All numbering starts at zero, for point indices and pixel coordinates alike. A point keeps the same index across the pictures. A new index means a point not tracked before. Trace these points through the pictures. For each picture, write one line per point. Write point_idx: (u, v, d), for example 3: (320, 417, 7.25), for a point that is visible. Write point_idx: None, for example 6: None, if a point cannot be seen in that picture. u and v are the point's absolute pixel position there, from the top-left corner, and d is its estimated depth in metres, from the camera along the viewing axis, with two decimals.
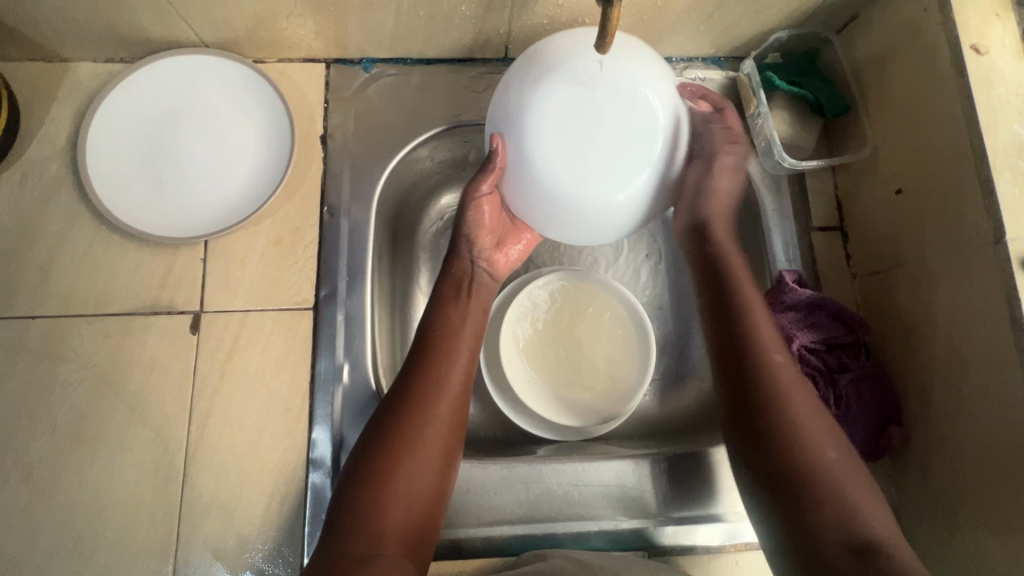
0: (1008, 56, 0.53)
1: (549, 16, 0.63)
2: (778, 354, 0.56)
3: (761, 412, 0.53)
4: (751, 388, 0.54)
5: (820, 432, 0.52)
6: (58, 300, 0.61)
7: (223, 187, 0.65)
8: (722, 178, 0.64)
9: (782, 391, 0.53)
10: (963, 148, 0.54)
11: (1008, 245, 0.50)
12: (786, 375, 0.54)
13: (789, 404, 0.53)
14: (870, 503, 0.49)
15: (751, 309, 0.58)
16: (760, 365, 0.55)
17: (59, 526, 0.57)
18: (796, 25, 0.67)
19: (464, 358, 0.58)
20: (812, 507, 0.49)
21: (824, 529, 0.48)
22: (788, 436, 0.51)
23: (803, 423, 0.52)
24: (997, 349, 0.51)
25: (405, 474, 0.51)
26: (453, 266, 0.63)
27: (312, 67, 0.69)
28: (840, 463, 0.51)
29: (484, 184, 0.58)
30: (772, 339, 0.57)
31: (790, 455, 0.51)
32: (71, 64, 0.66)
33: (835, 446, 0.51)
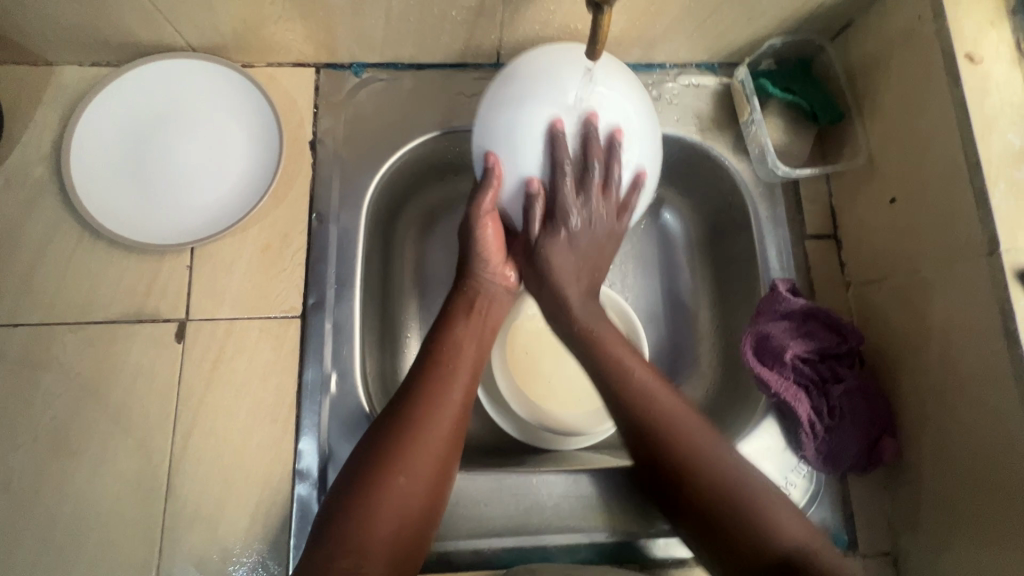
0: (1002, 65, 0.53)
1: (541, 21, 0.62)
2: (659, 390, 0.55)
3: (664, 451, 0.53)
4: (633, 432, 0.54)
5: (722, 462, 0.52)
6: (42, 307, 0.60)
7: (210, 193, 0.65)
8: (563, 255, 0.59)
9: (659, 425, 0.53)
10: (957, 158, 0.53)
11: (1002, 256, 0.50)
12: (670, 413, 0.54)
13: (692, 441, 0.52)
14: (783, 509, 0.50)
15: (607, 350, 0.58)
16: (634, 402, 0.55)
17: (38, 539, 0.56)
18: (791, 32, 0.67)
19: (467, 373, 0.57)
20: (724, 527, 0.50)
21: (742, 544, 0.49)
22: (692, 467, 0.51)
23: (706, 452, 0.52)
24: (991, 362, 0.51)
25: (399, 490, 0.50)
26: (464, 284, 0.63)
27: (302, 71, 0.68)
28: (757, 480, 0.51)
29: (484, 202, 0.57)
30: (646, 377, 0.56)
31: (701, 491, 0.51)
32: (56, 68, 0.65)
33: (744, 474, 0.51)
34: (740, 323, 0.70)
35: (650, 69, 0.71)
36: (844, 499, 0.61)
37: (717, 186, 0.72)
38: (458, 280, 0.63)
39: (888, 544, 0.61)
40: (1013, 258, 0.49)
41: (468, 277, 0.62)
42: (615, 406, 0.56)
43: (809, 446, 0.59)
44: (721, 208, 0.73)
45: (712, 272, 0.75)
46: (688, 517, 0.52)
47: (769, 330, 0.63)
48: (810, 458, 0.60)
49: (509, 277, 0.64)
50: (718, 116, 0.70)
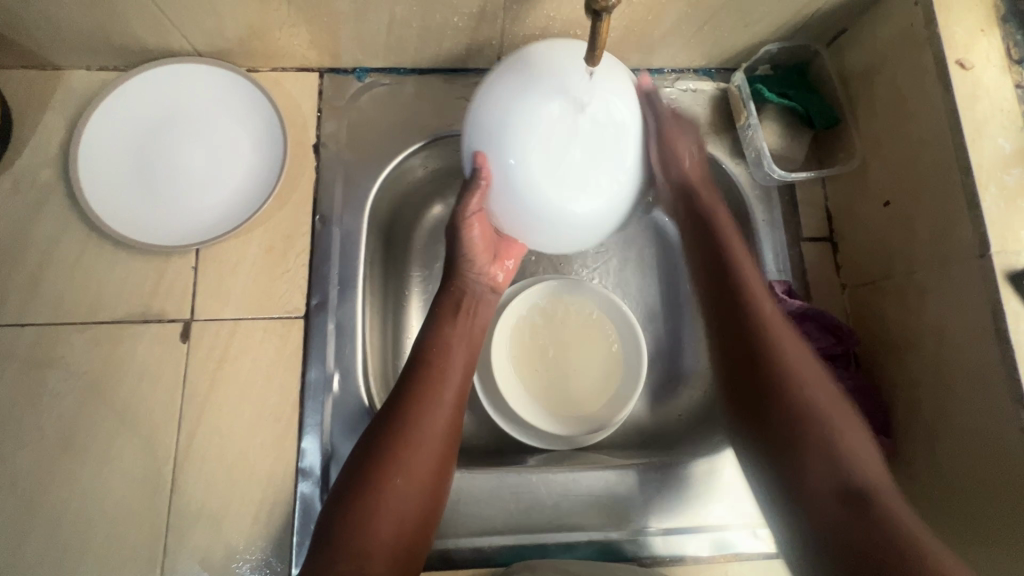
0: (992, 71, 0.54)
1: (541, 28, 0.63)
2: (762, 297, 0.57)
3: (776, 397, 0.52)
4: (745, 350, 0.55)
5: (828, 394, 0.53)
6: (48, 307, 0.61)
7: (215, 195, 0.66)
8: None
9: (756, 309, 0.57)
10: (949, 162, 0.54)
11: (993, 258, 0.51)
12: (773, 322, 0.56)
13: (800, 385, 0.52)
14: (862, 445, 0.50)
15: (744, 275, 0.58)
16: (758, 344, 0.55)
17: (45, 537, 0.56)
18: (786, 38, 0.68)
19: (455, 372, 0.58)
20: (800, 438, 0.51)
21: (812, 455, 0.50)
22: (792, 380, 0.53)
23: (811, 385, 0.53)
24: (982, 361, 0.52)
25: (397, 491, 0.51)
26: (451, 285, 0.64)
27: (306, 76, 0.70)
28: (835, 405, 0.52)
29: (470, 206, 0.57)
30: (763, 303, 0.57)
31: (785, 376, 0.53)
32: (64, 72, 0.66)
33: (819, 375, 0.54)
34: None
35: (648, 75, 0.72)
36: None
37: (714, 189, 0.73)
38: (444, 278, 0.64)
39: None
40: (1004, 259, 0.51)
41: (455, 277, 0.64)
42: (737, 318, 0.57)
43: None
44: None
45: None
46: (763, 412, 0.53)
47: None
48: None
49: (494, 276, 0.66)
50: (714, 120, 0.71)
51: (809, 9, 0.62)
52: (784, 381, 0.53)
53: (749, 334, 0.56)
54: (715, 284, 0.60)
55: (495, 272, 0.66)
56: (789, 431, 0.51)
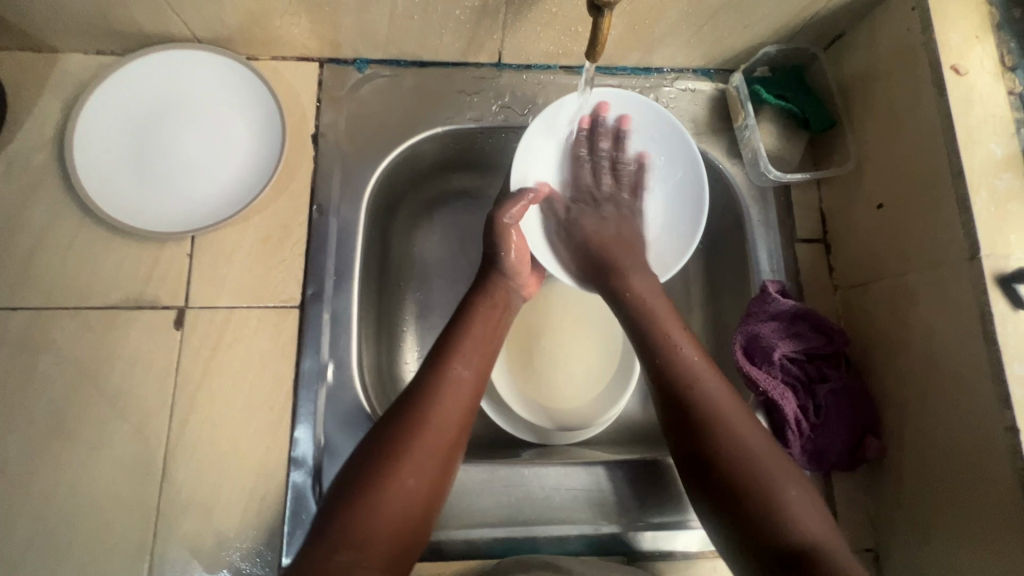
0: (986, 78, 0.55)
1: (543, 23, 0.63)
2: (712, 383, 0.54)
3: (723, 460, 0.50)
4: (712, 453, 0.50)
5: (776, 465, 0.50)
6: (40, 292, 0.61)
7: (212, 183, 0.65)
8: (636, 280, 0.64)
9: (703, 395, 0.53)
10: (942, 166, 0.55)
11: (983, 261, 0.51)
12: (725, 398, 0.53)
13: (737, 436, 0.51)
14: (808, 506, 0.48)
15: (703, 397, 0.53)
16: (705, 438, 0.51)
17: (32, 522, 0.56)
18: (785, 40, 0.68)
19: (474, 376, 0.58)
20: (776, 528, 0.47)
21: (777, 547, 0.46)
22: (746, 467, 0.49)
23: (768, 468, 0.49)
24: (970, 362, 0.52)
25: (407, 489, 0.51)
26: (490, 287, 0.65)
27: (306, 65, 0.69)
28: (792, 487, 0.49)
29: (512, 211, 0.65)
30: (722, 403, 0.53)
31: (743, 481, 0.49)
32: (61, 55, 0.66)
33: (774, 456, 0.50)
34: (731, 324, 0.72)
35: (648, 74, 0.73)
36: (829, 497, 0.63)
37: (711, 189, 0.74)
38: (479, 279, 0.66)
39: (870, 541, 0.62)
40: (993, 263, 0.51)
41: (489, 279, 0.65)
42: (676, 417, 0.53)
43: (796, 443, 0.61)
44: (715, 210, 0.74)
45: (702, 275, 0.77)
46: (728, 510, 0.49)
47: (759, 330, 0.64)
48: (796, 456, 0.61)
49: (523, 284, 0.68)
50: (712, 121, 0.72)
51: (808, 12, 0.63)
52: (739, 486, 0.49)
53: (706, 443, 0.51)
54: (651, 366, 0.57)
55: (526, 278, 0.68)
56: (770, 526, 0.47)
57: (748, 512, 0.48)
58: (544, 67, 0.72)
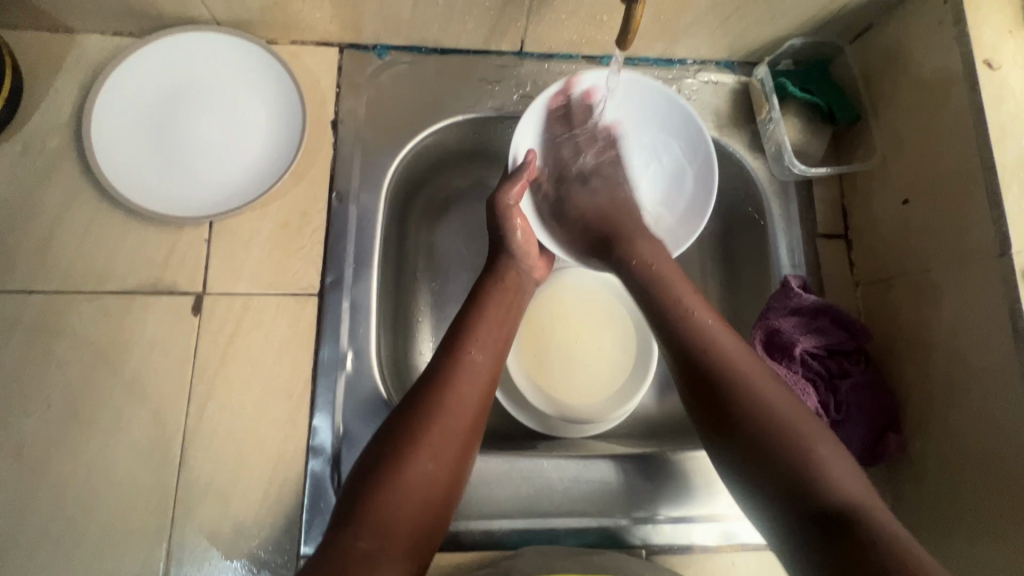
0: (1019, 73, 0.54)
1: (568, 11, 0.63)
2: (705, 317, 0.55)
3: (726, 387, 0.51)
4: (706, 368, 0.52)
5: (775, 389, 0.51)
6: (56, 275, 0.60)
7: (230, 168, 0.64)
8: (585, 195, 0.69)
9: (699, 329, 0.54)
10: (972, 162, 0.55)
11: (1013, 258, 0.51)
12: (718, 328, 0.55)
13: (730, 361, 0.52)
14: (813, 425, 0.50)
15: (701, 327, 0.54)
16: (694, 356, 0.53)
17: (49, 507, 0.55)
18: (811, 33, 0.68)
19: (489, 362, 0.58)
20: (788, 442, 0.48)
21: (783, 475, 0.48)
22: (744, 388, 0.51)
23: (766, 389, 0.51)
24: (998, 359, 0.52)
25: (426, 475, 0.51)
26: (501, 271, 0.64)
27: (326, 50, 0.68)
28: (795, 411, 0.50)
29: (513, 191, 0.63)
30: (715, 334, 0.54)
31: (751, 410, 0.50)
32: (78, 35, 0.65)
33: (766, 374, 0.52)
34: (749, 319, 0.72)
35: (671, 65, 0.72)
36: None
37: (732, 183, 0.73)
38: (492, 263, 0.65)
39: None
40: None
41: (503, 264, 0.64)
42: (668, 341, 0.56)
43: None
44: (735, 204, 0.74)
45: (720, 269, 0.77)
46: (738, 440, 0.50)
47: (779, 324, 0.64)
48: None
49: (536, 270, 0.68)
50: (734, 113, 0.71)
51: (836, 4, 0.62)
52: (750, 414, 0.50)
53: (696, 359, 0.53)
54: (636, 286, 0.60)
55: (538, 265, 0.67)
56: (777, 445, 0.48)
57: (748, 422, 0.50)
58: (566, 56, 0.71)
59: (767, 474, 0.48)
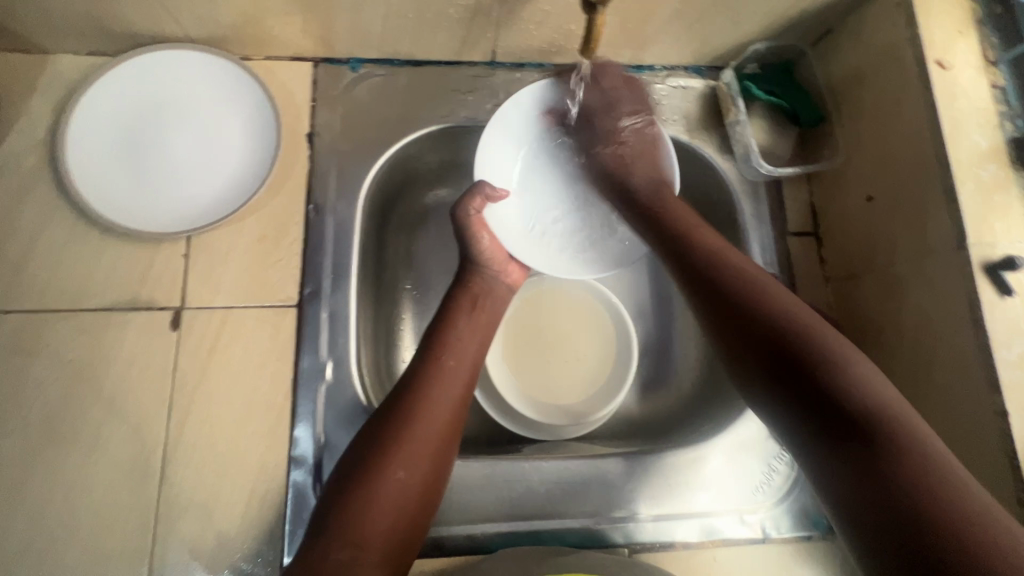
0: (969, 72, 0.56)
1: (536, 22, 0.64)
2: (784, 295, 0.54)
3: (803, 355, 0.48)
4: (756, 315, 0.52)
5: (873, 373, 0.47)
6: (33, 295, 0.60)
7: (206, 183, 0.65)
8: (638, 172, 0.68)
9: (789, 316, 0.51)
10: (930, 158, 0.56)
11: (970, 249, 0.53)
12: (789, 299, 0.53)
13: (777, 303, 0.52)
14: (913, 415, 0.44)
15: (782, 307, 0.52)
16: (738, 288, 0.54)
17: (29, 527, 0.55)
18: (774, 37, 0.70)
19: (464, 369, 0.59)
20: (869, 417, 0.44)
21: (840, 398, 0.45)
22: (806, 338, 0.49)
23: (856, 367, 0.47)
24: (959, 348, 0.54)
25: (402, 480, 0.51)
26: (468, 281, 0.66)
27: (300, 65, 0.69)
28: (894, 404, 0.44)
29: (473, 205, 0.65)
30: (791, 304, 0.53)
31: (843, 390, 0.45)
32: (51, 56, 0.65)
33: (852, 350, 0.49)
34: None
35: (640, 71, 0.74)
36: None
37: (704, 184, 0.75)
38: (460, 273, 0.67)
39: None
40: (979, 251, 0.53)
41: (474, 273, 0.66)
42: (716, 283, 0.55)
43: None
44: (708, 204, 0.75)
45: None
46: (790, 377, 0.48)
47: None
48: None
49: (509, 273, 0.69)
50: (704, 117, 0.73)
51: (796, 9, 0.64)
52: (790, 347, 0.49)
53: (718, 284, 0.55)
54: (670, 238, 0.61)
55: (509, 269, 0.69)
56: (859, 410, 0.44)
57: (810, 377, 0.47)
58: (537, 65, 0.72)
59: (813, 409, 0.46)
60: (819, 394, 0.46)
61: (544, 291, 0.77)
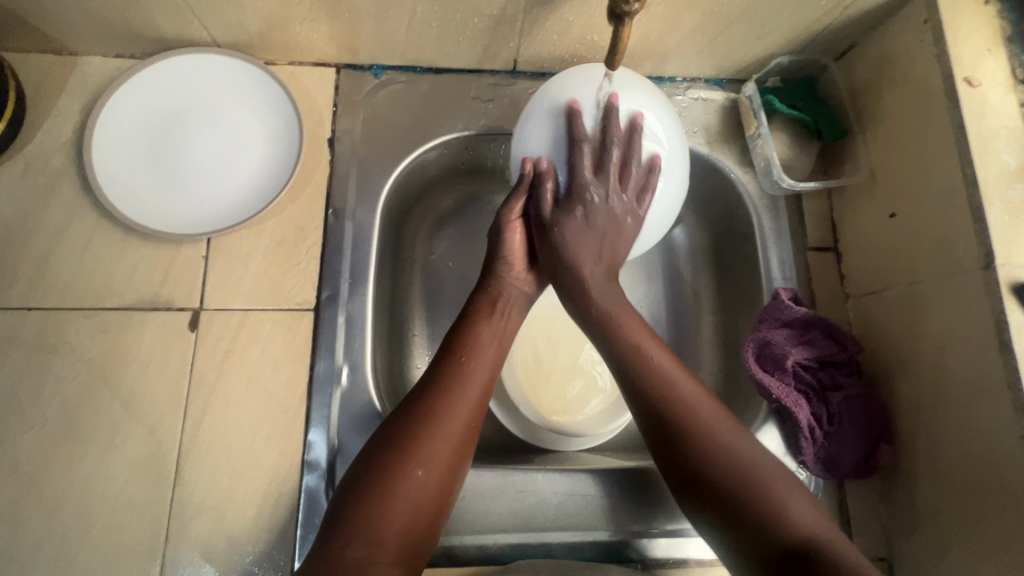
0: (998, 90, 0.56)
1: (559, 32, 0.64)
2: (656, 351, 0.55)
3: (653, 392, 0.53)
4: (619, 361, 0.55)
5: (722, 422, 0.51)
6: (55, 292, 0.61)
7: (227, 186, 0.65)
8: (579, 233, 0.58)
9: (648, 360, 0.54)
10: (956, 176, 0.56)
11: (997, 270, 0.52)
12: (665, 360, 0.55)
13: (620, 326, 0.57)
14: (745, 448, 0.50)
15: (624, 332, 0.56)
16: (620, 339, 0.56)
17: (43, 526, 0.55)
18: (797, 51, 0.69)
19: (485, 369, 0.58)
20: (705, 468, 0.49)
21: (694, 438, 0.50)
22: (663, 387, 0.53)
23: (707, 416, 0.52)
24: (986, 370, 0.53)
25: (422, 480, 0.51)
26: (488, 284, 0.63)
27: (323, 70, 0.70)
28: (745, 439, 0.51)
29: (513, 207, 0.60)
30: (653, 351, 0.55)
31: (699, 438, 0.50)
32: (80, 58, 0.66)
33: (722, 414, 0.52)
34: (741, 333, 0.72)
35: (660, 82, 0.73)
36: (840, 501, 0.63)
37: (722, 197, 0.74)
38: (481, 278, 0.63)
39: (883, 550, 0.62)
40: (1007, 271, 0.52)
41: (492, 277, 0.63)
42: (581, 311, 0.58)
43: (809, 451, 0.61)
44: (725, 216, 0.75)
45: (714, 282, 0.77)
46: (642, 413, 0.53)
47: (770, 337, 0.64)
48: (809, 463, 0.62)
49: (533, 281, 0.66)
50: (724, 129, 0.73)
51: (820, 24, 0.64)
52: (655, 385, 0.53)
53: (591, 312, 0.58)
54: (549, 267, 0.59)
55: (533, 279, 0.65)
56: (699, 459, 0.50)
57: (654, 404, 0.53)
58: None
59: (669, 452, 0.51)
60: (668, 419, 0.52)
61: (564, 300, 0.76)
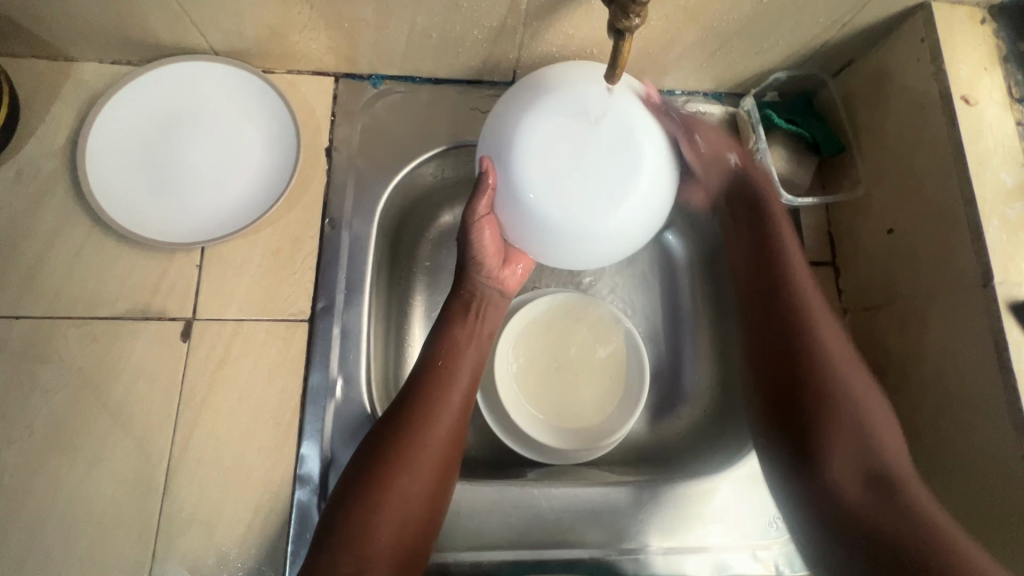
0: (994, 109, 0.56)
1: (559, 45, 0.64)
2: (805, 279, 0.63)
3: (803, 358, 0.59)
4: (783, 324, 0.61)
5: (861, 380, 0.59)
6: (44, 301, 0.60)
7: (222, 194, 0.65)
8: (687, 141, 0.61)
9: (794, 287, 0.63)
10: (954, 193, 0.56)
11: (996, 288, 0.52)
12: (806, 284, 0.63)
13: (782, 244, 0.64)
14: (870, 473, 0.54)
15: (787, 258, 0.64)
16: (783, 258, 0.64)
17: (28, 540, 0.54)
18: (795, 67, 0.70)
19: (464, 374, 0.58)
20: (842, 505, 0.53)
21: (819, 409, 0.57)
22: (799, 321, 0.61)
23: (857, 397, 0.58)
24: (984, 387, 0.52)
25: (409, 488, 0.50)
26: (462, 286, 0.62)
27: (321, 79, 0.70)
28: (884, 427, 0.56)
29: (480, 206, 0.57)
30: (792, 253, 0.65)
31: (826, 397, 0.58)
32: (75, 63, 0.66)
33: (842, 347, 0.60)
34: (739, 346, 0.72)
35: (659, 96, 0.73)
36: None
37: None
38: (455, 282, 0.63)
39: None
40: (1005, 289, 0.52)
41: (464, 280, 0.62)
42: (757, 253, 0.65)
43: None
44: None
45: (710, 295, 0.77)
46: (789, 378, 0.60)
47: None
48: None
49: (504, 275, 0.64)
50: None
51: (819, 40, 0.64)
52: (793, 325, 0.61)
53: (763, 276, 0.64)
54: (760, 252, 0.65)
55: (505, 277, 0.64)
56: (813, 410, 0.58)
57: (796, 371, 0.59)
58: None
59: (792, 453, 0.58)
60: (810, 408, 0.58)
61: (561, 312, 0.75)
